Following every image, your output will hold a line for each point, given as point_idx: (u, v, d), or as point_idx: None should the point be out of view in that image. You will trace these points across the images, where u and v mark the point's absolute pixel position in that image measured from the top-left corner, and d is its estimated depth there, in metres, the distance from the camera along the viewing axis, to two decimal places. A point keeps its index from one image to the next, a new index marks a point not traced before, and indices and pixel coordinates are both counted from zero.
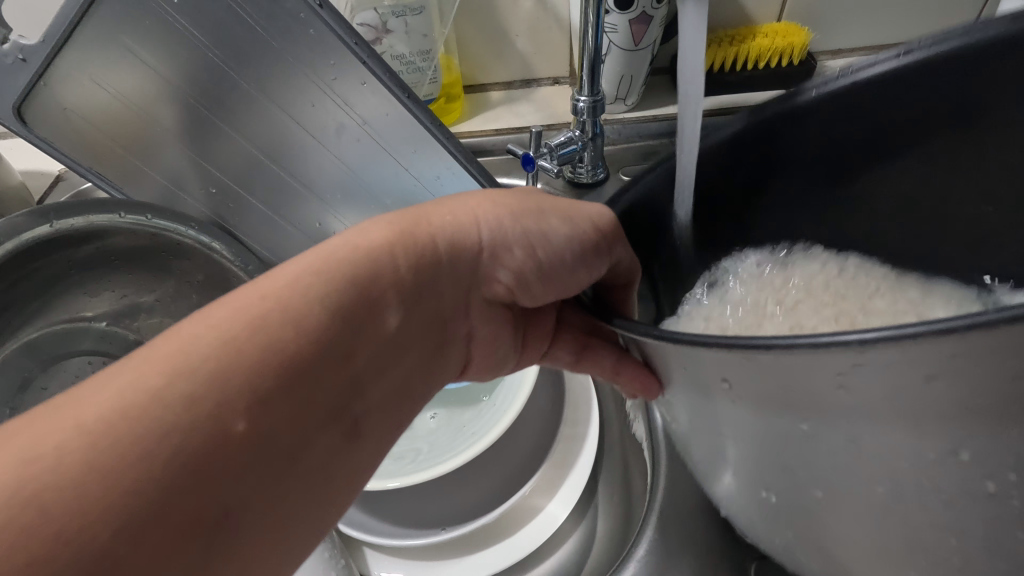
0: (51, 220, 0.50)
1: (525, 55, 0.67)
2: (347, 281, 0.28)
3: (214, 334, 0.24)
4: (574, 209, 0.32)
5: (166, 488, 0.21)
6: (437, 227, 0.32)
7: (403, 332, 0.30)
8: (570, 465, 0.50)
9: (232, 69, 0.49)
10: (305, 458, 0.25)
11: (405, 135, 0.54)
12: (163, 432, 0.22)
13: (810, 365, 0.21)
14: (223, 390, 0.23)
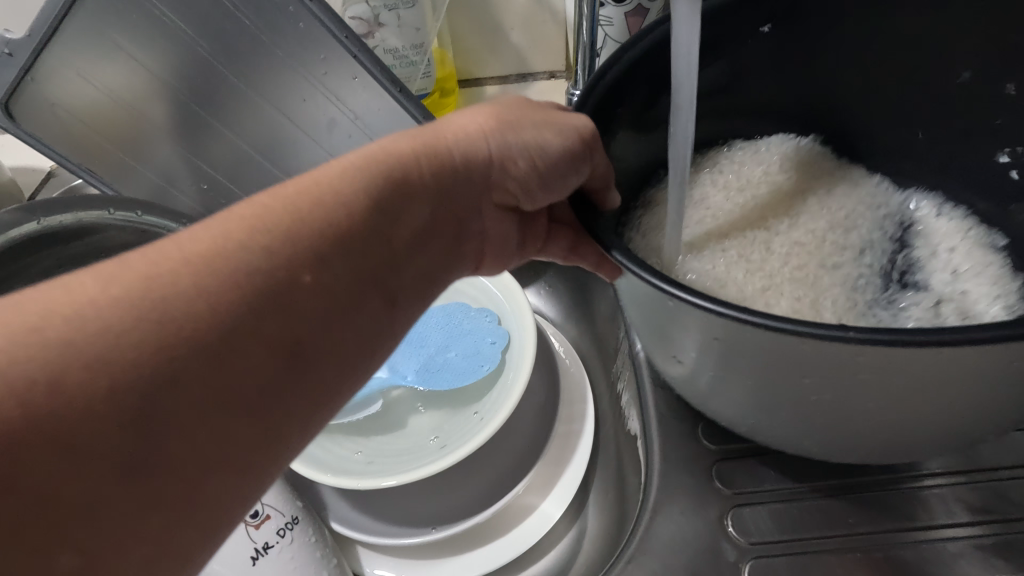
0: (39, 217, 0.49)
1: (520, 49, 0.66)
2: (356, 185, 0.27)
3: (222, 229, 0.24)
4: (562, 120, 0.31)
5: (147, 381, 0.21)
6: (449, 140, 0.30)
7: (412, 243, 0.28)
8: (564, 463, 0.50)
9: (222, 64, 0.48)
10: (302, 359, 0.24)
11: (396, 129, 0.54)
12: (157, 323, 0.21)
13: (808, 342, 0.24)
14: (222, 285, 0.22)
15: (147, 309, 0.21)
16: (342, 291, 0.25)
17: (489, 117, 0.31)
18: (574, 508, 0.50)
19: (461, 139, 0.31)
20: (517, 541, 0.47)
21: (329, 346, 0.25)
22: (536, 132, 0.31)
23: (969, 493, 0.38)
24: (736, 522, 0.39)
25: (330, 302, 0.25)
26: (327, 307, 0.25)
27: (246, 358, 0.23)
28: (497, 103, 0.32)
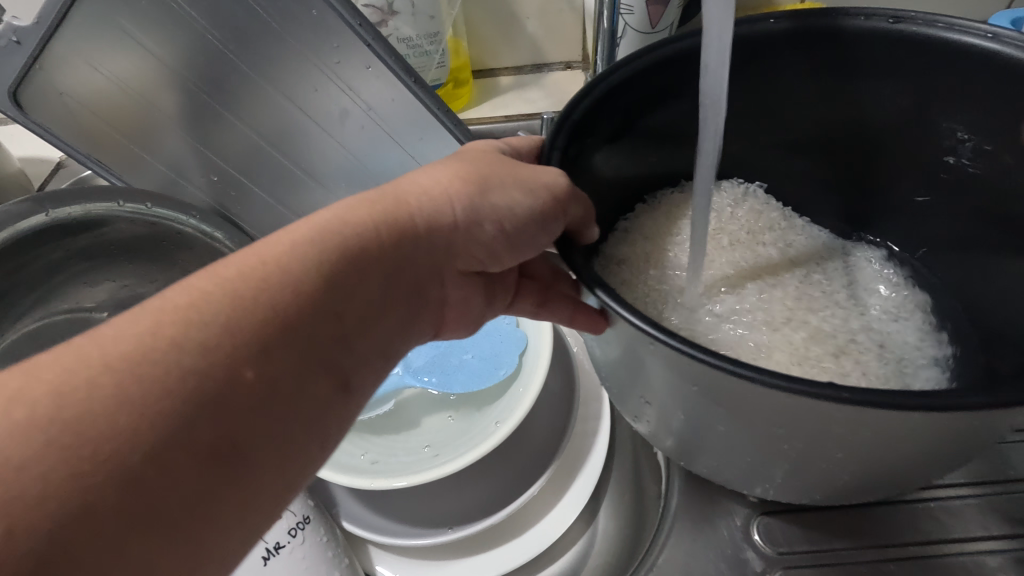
0: (46, 209, 0.49)
1: (535, 39, 0.65)
2: (308, 258, 0.25)
3: (157, 319, 0.22)
4: (529, 175, 0.30)
5: (75, 509, 0.18)
6: (411, 202, 0.29)
7: (373, 312, 0.27)
8: (579, 463, 0.49)
9: (232, 52, 0.47)
10: (248, 462, 0.22)
11: (410, 119, 0.52)
12: (84, 441, 0.19)
13: (792, 398, 0.25)
14: (159, 388, 0.21)
15: (73, 425, 0.19)
16: (292, 382, 0.24)
17: (452, 173, 0.30)
18: (590, 510, 0.48)
19: (428, 200, 0.29)
20: (531, 544, 0.46)
21: (278, 445, 0.23)
22: (499, 195, 0.30)
23: (1003, 502, 0.37)
24: (767, 532, 0.37)
25: (280, 391, 0.23)
26: (276, 399, 0.23)
27: (186, 468, 0.21)
28: (460, 157, 0.32)
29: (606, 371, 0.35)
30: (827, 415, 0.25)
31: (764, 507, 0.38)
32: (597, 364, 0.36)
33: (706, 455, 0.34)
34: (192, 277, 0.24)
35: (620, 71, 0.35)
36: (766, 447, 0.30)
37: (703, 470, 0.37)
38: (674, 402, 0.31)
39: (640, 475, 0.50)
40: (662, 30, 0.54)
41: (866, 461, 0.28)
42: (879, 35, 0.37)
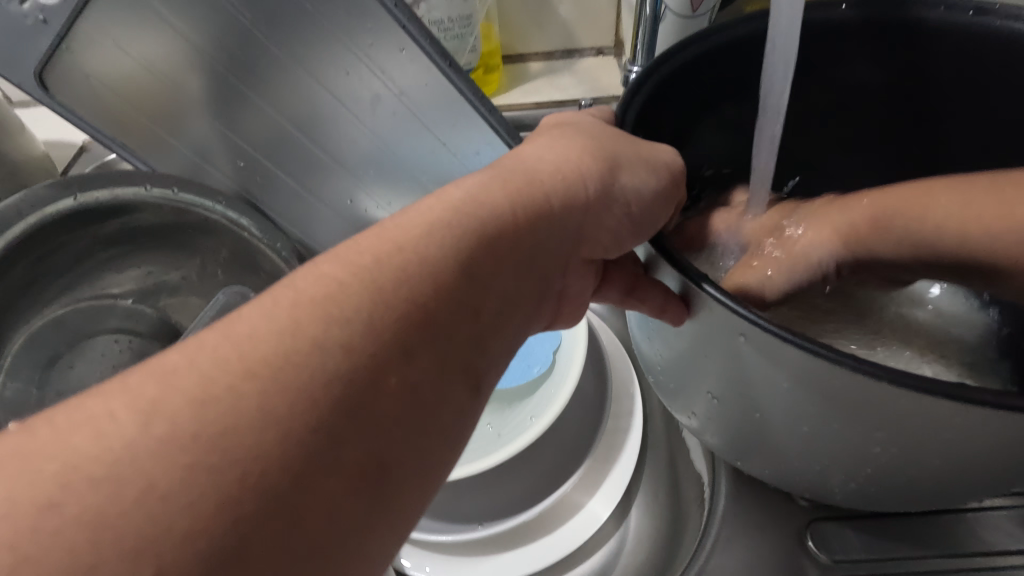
0: (74, 194, 0.49)
1: (567, 22, 0.63)
2: (440, 245, 0.24)
3: (293, 309, 0.22)
4: (651, 154, 0.31)
5: (256, 486, 0.18)
6: (536, 181, 0.28)
7: (505, 290, 0.26)
8: (614, 460, 0.47)
9: (263, 33, 0.45)
10: (393, 467, 0.21)
11: (443, 106, 0.50)
12: (234, 434, 0.19)
13: (886, 395, 0.23)
14: (306, 383, 0.20)
15: (226, 417, 0.19)
16: (429, 380, 0.22)
17: (573, 152, 0.29)
18: (623, 507, 0.47)
19: (558, 180, 0.28)
20: (563, 541, 0.44)
21: (419, 449, 0.22)
22: (625, 183, 0.29)
23: None
24: (818, 539, 0.39)
25: (420, 389, 0.22)
26: (416, 396, 0.22)
27: (336, 470, 0.20)
28: (577, 133, 0.30)
29: (663, 364, 0.34)
30: (923, 418, 0.23)
31: (814, 513, 0.40)
32: (654, 359, 0.35)
33: (760, 454, 0.33)
34: (331, 257, 0.24)
35: (684, 54, 0.34)
36: (832, 449, 0.28)
37: (754, 471, 0.35)
38: (742, 398, 0.29)
39: (677, 472, 0.48)
40: (703, 14, 0.52)
41: (950, 470, 0.27)
42: (956, 29, 0.36)
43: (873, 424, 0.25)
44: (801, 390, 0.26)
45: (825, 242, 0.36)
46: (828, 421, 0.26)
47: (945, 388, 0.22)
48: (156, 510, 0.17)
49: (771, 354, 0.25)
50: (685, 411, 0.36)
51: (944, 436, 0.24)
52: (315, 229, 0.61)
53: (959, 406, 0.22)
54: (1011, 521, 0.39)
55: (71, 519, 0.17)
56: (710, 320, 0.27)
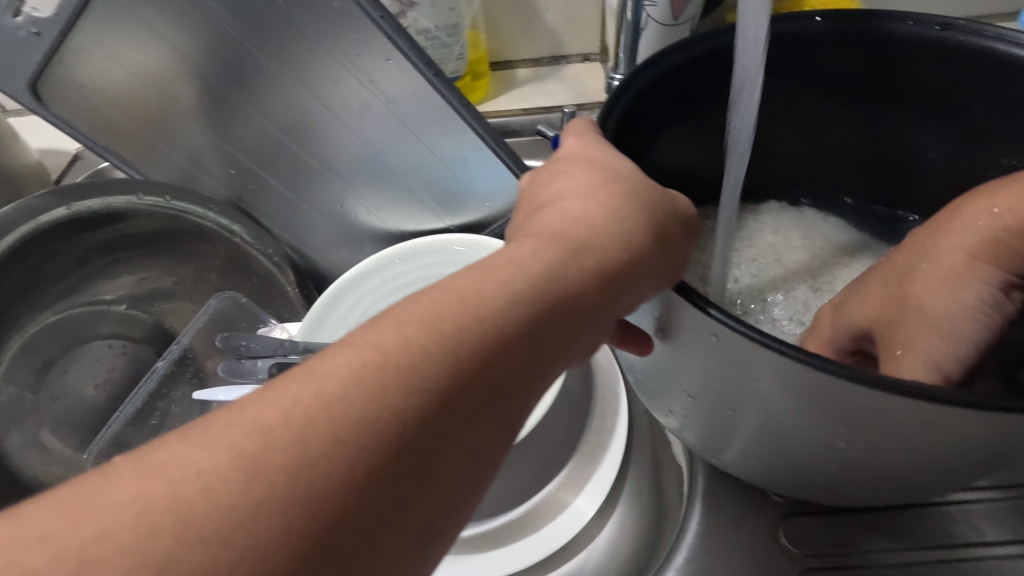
0: (68, 203, 0.50)
1: (555, 30, 0.64)
2: (508, 308, 0.24)
3: (364, 370, 0.21)
4: (666, 191, 0.30)
5: (296, 536, 0.18)
6: (593, 235, 0.27)
7: (551, 339, 0.25)
8: (598, 459, 0.48)
9: (252, 44, 0.46)
10: (441, 525, 0.21)
11: (431, 117, 0.53)
12: (311, 490, 0.19)
13: (855, 395, 0.24)
14: (372, 447, 0.20)
15: (301, 478, 0.19)
16: (486, 444, 0.22)
17: (634, 202, 0.28)
18: (608, 502, 0.47)
19: (618, 234, 0.27)
20: (550, 541, 0.45)
21: (464, 507, 0.22)
22: (675, 242, 0.29)
23: (1001, 512, 0.41)
24: (789, 535, 0.42)
25: (476, 452, 0.22)
26: (469, 459, 0.22)
27: (393, 530, 0.20)
28: (634, 179, 0.29)
29: (641, 366, 0.35)
30: (887, 416, 0.24)
31: (787, 510, 0.42)
32: (633, 361, 0.36)
33: (735, 450, 0.34)
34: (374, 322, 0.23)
35: (661, 63, 0.35)
36: (797, 444, 0.29)
37: (729, 466, 0.37)
38: (718, 397, 0.30)
39: (661, 469, 0.49)
40: (685, 22, 0.53)
41: (915, 464, 0.28)
42: (923, 42, 0.37)
43: (841, 421, 0.26)
44: (775, 386, 0.26)
45: (955, 271, 0.33)
46: (794, 417, 0.27)
47: (928, 392, 0.22)
48: (150, 509, 0.18)
49: (760, 366, 0.26)
50: (663, 410, 0.37)
51: (908, 432, 0.25)
52: (309, 236, 0.61)
53: (923, 405, 0.23)
54: (979, 515, 0.41)
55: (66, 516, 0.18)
56: (686, 322, 0.27)
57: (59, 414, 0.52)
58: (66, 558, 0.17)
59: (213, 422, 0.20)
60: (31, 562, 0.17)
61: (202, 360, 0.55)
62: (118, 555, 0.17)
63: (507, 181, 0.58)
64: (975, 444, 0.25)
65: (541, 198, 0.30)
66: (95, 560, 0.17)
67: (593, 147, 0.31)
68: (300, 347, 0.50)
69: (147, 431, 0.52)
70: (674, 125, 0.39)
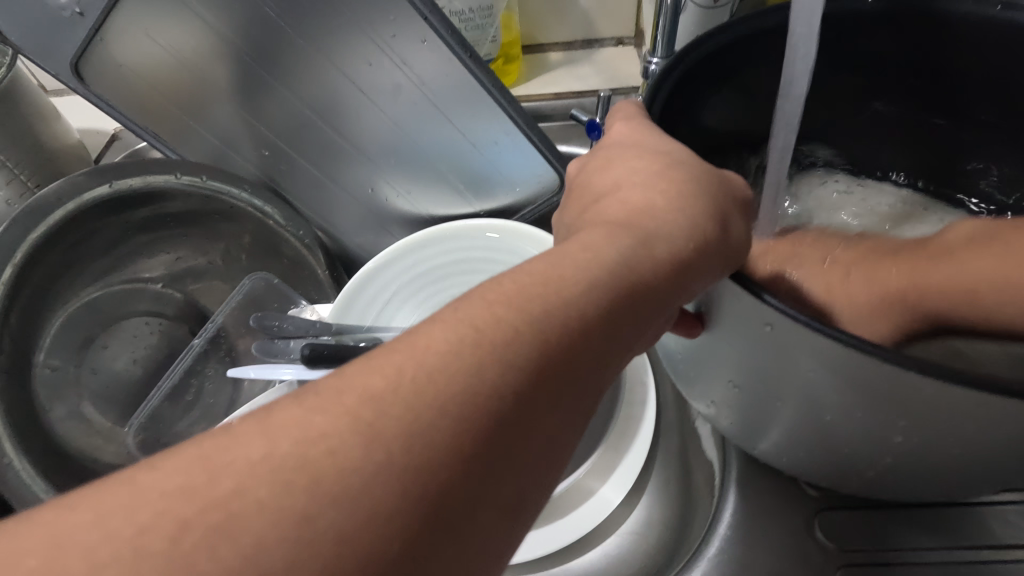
0: (109, 180, 0.50)
1: (589, 13, 0.63)
2: (591, 290, 0.23)
3: (460, 345, 0.21)
4: (720, 175, 0.30)
5: (391, 505, 0.18)
6: (662, 223, 0.26)
7: (628, 322, 0.24)
8: (626, 449, 0.46)
9: (289, 23, 0.46)
10: (527, 501, 0.21)
11: (465, 97, 0.52)
12: (423, 457, 0.19)
13: (918, 389, 0.23)
14: (463, 419, 0.20)
15: (414, 444, 0.19)
16: (568, 426, 0.22)
17: (693, 191, 0.28)
18: (635, 492, 0.47)
19: (684, 220, 0.26)
20: (577, 525, 0.44)
21: (548, 482, 0.21)
22: (735, 230, 0.28)
23: None
24: (822, 529, 0.41)
25: (559, 433, 0.22)
26: (553, 437, 0.21)
27: (490, 505, 0.19)
28: (690, 166, 0.29)
29: (682, 354, 0.34)
30: (945, 409, 0.24)
31: (822, 503, 0.42)
32: (673, 350, 0.35)
33: (774, 441, 0.34)
34: (446, 309, 0.23)
35: (708, 45, 0.34)
36: (844, 435, 0.29)
37: (766, 455, 0.36)
38: (763, 388, 0.30)
39: (689, 460, 0.49)
40: (725, 5, 0.51)
41: (968, 460, 0.27)
42: (985, 23, 0.36)
43: (895, 412, 0.25)
44: (829, 376, 0.26)
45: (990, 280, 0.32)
46: (842, 407, 0.27)
47: (1005, 382, 0.21)
48: (250, 479, 0.18)
49: (814, 355, 0.25)
50: (703, 399, 0.36)
51: (968, 426, 0.24)
52: (339, 217, 0.61)
53: (989, 399, 0.22)
54: (1022, 515, 0.40)
55: (172, 472, 0.18)
56: (734, 310, 0.27)
57: (97, 388, 0.53)
58: (145, 513, 0.17)
59: (325, 388, 0.20)
60: (158, 515, 0.17)
61: (234, 339, 0.56)
62: (259, 512, 0.17)
63: (537, 166, 0.58)
64: None
65: (596, 188, 0.29)
66: (204, 524, 0.17)
67: (641, 132, 0.30)
68: (332, 329, 0.51)
69: (183, 407, 0.54)
70: (721, 98, 0.37)
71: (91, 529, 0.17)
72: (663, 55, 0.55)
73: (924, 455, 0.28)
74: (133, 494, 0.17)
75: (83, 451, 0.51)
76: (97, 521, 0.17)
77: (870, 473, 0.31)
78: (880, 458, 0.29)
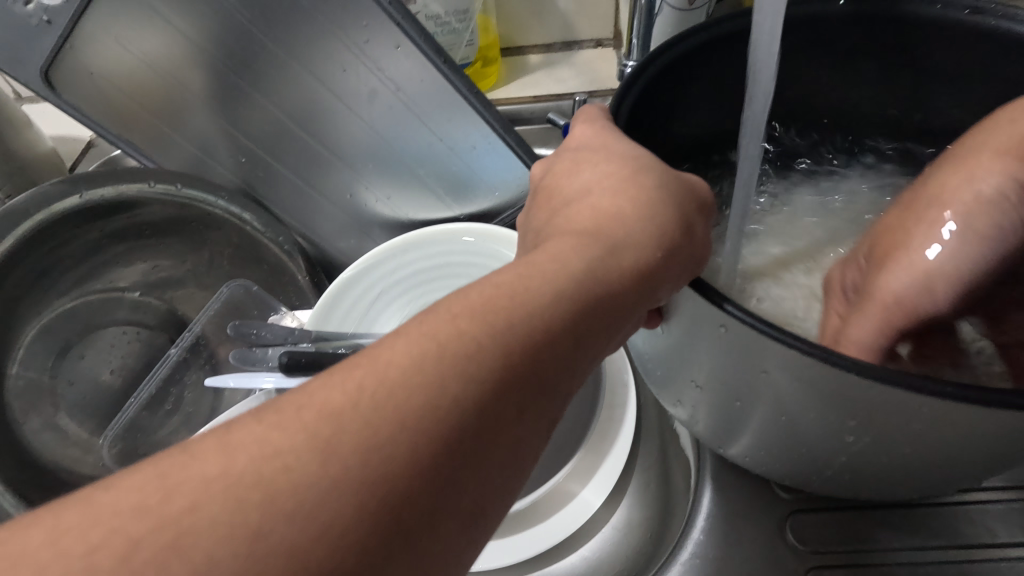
0: (80, 190, 0.50)
1: (567, 15, 0.62)
2: (554, 303, 0.23)
3: (422, 360, 0.21)
4: (684, 178, 0.29)
5: (355, 519, 0.18)
6: (629, 231, 0.26)
7: (591, 328, 0.24)
8: (605, 451, 0.47)
9: (260, 30, 0.45)
10: (490, 509, 0.20)
11: (439, 101, 0.52)
12: (379, 470, 0.18)
13: (871, 392, 0.23)
14: (432, 431, 0.19)
15: (370, 459, 0.18)
16: (532, 434, 0.22)
17: (661, 195, 0.27)
18: (614, 496, 0.47)
19: (650, 226, 0.26)
20: (556, 531, 0.44)
21: (511, 490, 0.21)
22: (700, 234, 0.28)
23: (1014, 514, 0.41)
24: (795, 531, 0.41)
25: (522, 442, 0.21)
26: (517, 447, 0.21)
27: (452, 517, 0.19)
28: (656, 169, 0.28)
29: (652, 356, 0.35)
30: (899, 412, 0.24)
31: (797, 506, 0.42)
32: (642, 351, 0.35)
33: (744, 442, 0.34)
34: (410, 324, 0.23)
35: (675, 48, 0.34)
36: (806, 436, 0.29)
37: (739, 458, 0.36)
38: (724, 388, 0.30)
39: (668, 463, 0.49)
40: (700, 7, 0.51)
41: (926, 460, 0.27)
42: (950, 25, 0.35)
43: (850, 413, 0.25)
44: (783, 377, 0.26)
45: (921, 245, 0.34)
46: (800, 408, 0.27)
47: (949, 387, 0.21)
48: (181, 486, 0.17)
49: (766, 357, 0.25)
50: (672, 400, 0.36)
51: (919, 426, 0.24)
52: (319, 223, 0.61)
53: (936, 401, 0.22)
54: (995, 517, 0.41)
55: (123, 487, 0.18)
56: (691, 311, 0.27)
57: (73, 399, 0.53)
58: (74, 531, 0.17)
59: (283, 403, 0.20)
60: (87, 526, 0.17)
61: (215, 346, 0.55)
62: (222, 530, 0.17)
63: (515, 169, 0.58)
64: (986, 443, 0.24)
65: (566, 193, 0.29)
66: (129, 532, 0.16)
67: (605, 135, 0.30)
68: (311, 335, 0.51)
69: (161, 416, 0.54)
70: (686, 102, 0.37)
71: (50, 552, 0.16)
72: (639, 56, 0.55)
73: (881, 457, 0.28)
74: (90, 518, 0.17)
75: (58, 463, 0.50)
76: (30, 530, 0.17)
77: (835, 473, 0.31)
78: (840, 458, 0.29)
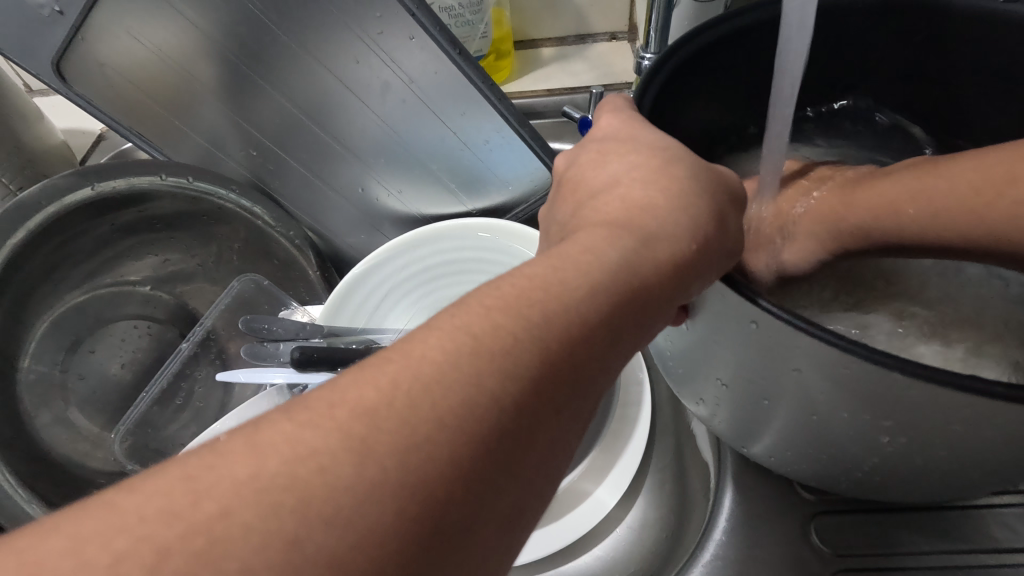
0: (92, 182, 0.50)
1: (581, 8, 0.61)
2: (589, 298, 0.22)
3: (457, 355, 0.20)
4: (716, 170, 0.29)
5: (395, 525, 0.17)
6: (663, 224, 0.25)
7: (626, 325, 0.23)
8: (620, 449, 0.46)
9: (273, 22, 0.44)
10: (526, 512, 0.20)
11: (453, 94, 0.51)
12: (417, 474, 0.18)
13: (913, 392, 0.22)
14: (470, 431, 0.19)
15: (407, 460, 0.18)
16: (567, 434, 0.21)
17: (694, 186, 0.27)
18: (629, 495, 0.46)
19: (685, 219, 0.25)
20: (570, 529, 0.43)
21: (547, 491, 0.21)
22: (733, 226, 0.27)
23: None
24: (816, 532, 0.41)
25: (558, 442, 0.21)
26: (552, 448, 0.21)
27: (490, 520, 0.19)
28: (688, 160, 0.28)
29: (674, 353, 0.34)
30: (940, 413, 0.23)
31: (817, 507, 0.41)
32: (664, 348, 0.35)
33: (768, 441, 0.33)
34: (440, 318, 0.22)
35: (701, 38, 0.33)
36: (836, 437, 0.28)
37: (762, 458, 0.35)
38: (752, 387, 0.29)
39: (684, 462, 0.48)
40: None
41: (963, 462, 0.26)
42: (984, 16, 0.34)
43: (886, 413, 0.24)
44: (819, 377, 0.25)
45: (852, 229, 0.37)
46: (833, 408, 0.26)
47: (1001, 386, 0.20)
48: (206, 489, 0.17)
49: (803, 355, 0.24)
50: (694, 398, 0.36)
51: (961, 428, 0.23)
52: (330, 218, 0.61)
53: (983, 403, 0.21)
54: (1021, 520, 0.40)
55: (144, 488, 0.17)
56: (721, 308, 0.26)
57: (84, 394, 0.52)
58: (95, 533, 0.16)
59: (312, 401, 0.19)
60: (108, 530, 0.16)
61: (226, 341, 0.55)
62: (247, 535, 0.16)
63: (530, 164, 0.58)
64: None
65: (593, 184, 0.28)
66: (152, 537, 0.16)
67: (634, 126, 0.29)
68: (323, 330, 0.50)
69: (172, 411, 0.53)
70: (710, 94, 0.36)
71: (69, 557, 0.16)
72: (656, 49, 0.54)
73: (914, 458, 0.27)
74: (111, 521, 0.16)
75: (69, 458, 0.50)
76: (49, 534, 0.16)
77: (863, 475, 0.30)
78: (872, 459, 0.29)
